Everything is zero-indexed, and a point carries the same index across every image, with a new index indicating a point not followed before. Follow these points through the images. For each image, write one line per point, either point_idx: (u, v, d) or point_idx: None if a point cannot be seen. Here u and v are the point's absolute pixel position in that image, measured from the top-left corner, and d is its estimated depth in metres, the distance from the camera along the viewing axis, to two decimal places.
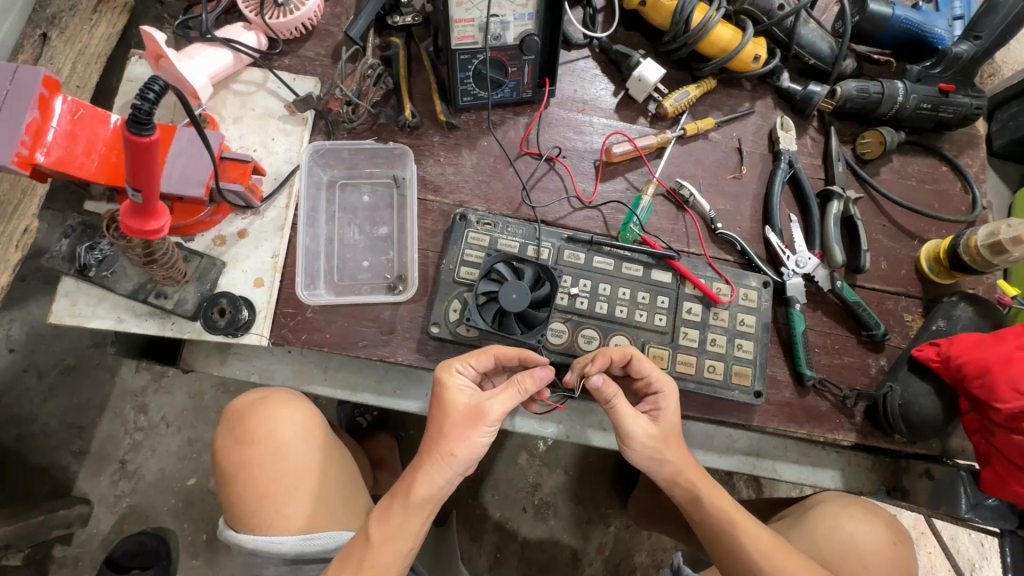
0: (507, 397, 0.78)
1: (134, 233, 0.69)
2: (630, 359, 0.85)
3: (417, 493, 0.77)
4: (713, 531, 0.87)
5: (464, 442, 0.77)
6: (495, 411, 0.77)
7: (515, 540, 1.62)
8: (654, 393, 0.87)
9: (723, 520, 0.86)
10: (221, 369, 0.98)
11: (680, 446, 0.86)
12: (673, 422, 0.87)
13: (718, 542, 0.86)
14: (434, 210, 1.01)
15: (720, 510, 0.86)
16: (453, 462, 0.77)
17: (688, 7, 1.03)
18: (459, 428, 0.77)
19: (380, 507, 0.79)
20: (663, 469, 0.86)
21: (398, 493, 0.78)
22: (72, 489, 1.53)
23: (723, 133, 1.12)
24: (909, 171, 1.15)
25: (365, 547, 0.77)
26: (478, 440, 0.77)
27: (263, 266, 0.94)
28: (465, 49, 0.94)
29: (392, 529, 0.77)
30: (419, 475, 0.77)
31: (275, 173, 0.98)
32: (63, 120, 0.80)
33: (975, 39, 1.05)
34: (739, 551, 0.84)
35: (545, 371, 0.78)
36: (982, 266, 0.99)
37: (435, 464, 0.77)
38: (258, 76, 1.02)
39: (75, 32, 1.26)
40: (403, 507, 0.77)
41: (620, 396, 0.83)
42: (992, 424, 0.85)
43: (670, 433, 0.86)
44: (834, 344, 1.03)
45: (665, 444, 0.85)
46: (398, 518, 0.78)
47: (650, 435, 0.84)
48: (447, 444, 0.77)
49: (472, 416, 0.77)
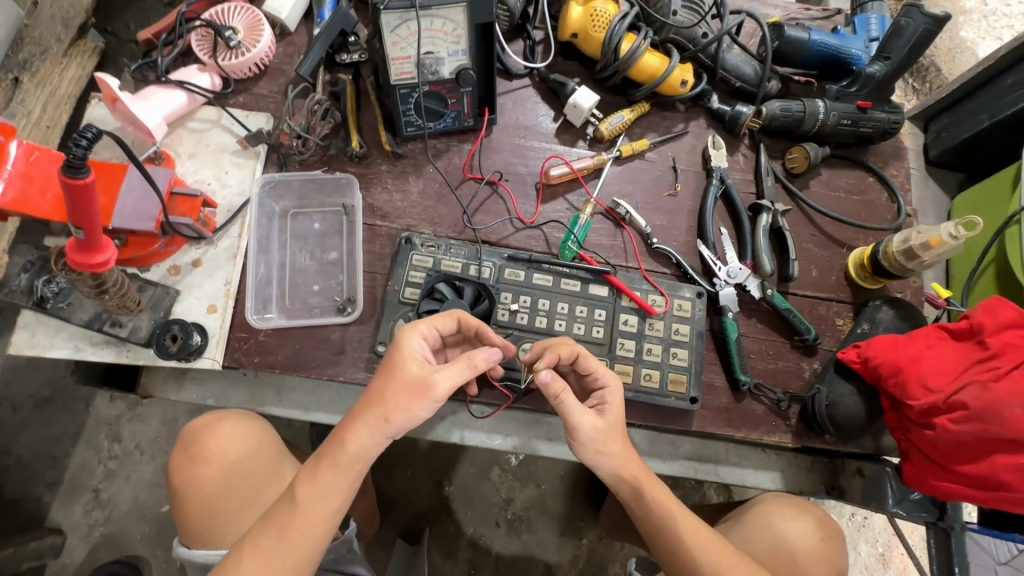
0: (457, 371, 0.76)
1: (79, 266, 0.73)
2: (577, 357, 0.86)
3: (346, 453, 0.76)
4: (655, 530, 0.87)
5: (402, 410, 0.75)
6: (443, 386, 0.75)
7: (489, 556, 1.63)
8: (599, 388, 0.88)
9: (665, 517, 0.87)
10: (178, 394, 1.02)
11: (624, 443, 0.86)
12: (618, 418, 0.86)
13: (661, 541, 0.87)
14: (382, 234, 1.07)
15: (660, 506, 0.87)
16: (386, 427, 0.76)
17: (617, 37, 1.10)
18: (405, 395, 0.75)
19: (308, 468, 0.77)
20: (608, 464, 0.85)
21: (326, 454, 0.77)
22: (45, 520, 1.54)
23: (659, 153, 1.17)
24: (837, 183, 1.21)
25: (293, 508, 0.76)
26: (418, 411, 0.75)
27: (216, 293, 0.99)
28: (404, 83, 1.00)
29: (318, 489, 0.76)
30: (349, 430, 0.76)
31: (227, 204, 1.03)
32: (18, 162, 0.85)
33: (885, 60, 1.12)
34: (681, 549, 0.86)
35: (495, 349, 0.79)
36: (901, 271, 1.06)
37: (369, 426, 0.75)
38: (213, 114, 1.08)
39: (46, 75, 1.35)
40: (333, 467, 0.76)
41: (569, 392, 0.82)
42: (908, 420, 0.90)
43: (615, 428, 0.85)
44: (768, 349, 1.08)
45: (610, 439, 0.84)
46: (325, 477, 0.76)
47: (597, 429, 0.83)
48: (388, 407, 0.75)
49: (419, 386, 0.75)
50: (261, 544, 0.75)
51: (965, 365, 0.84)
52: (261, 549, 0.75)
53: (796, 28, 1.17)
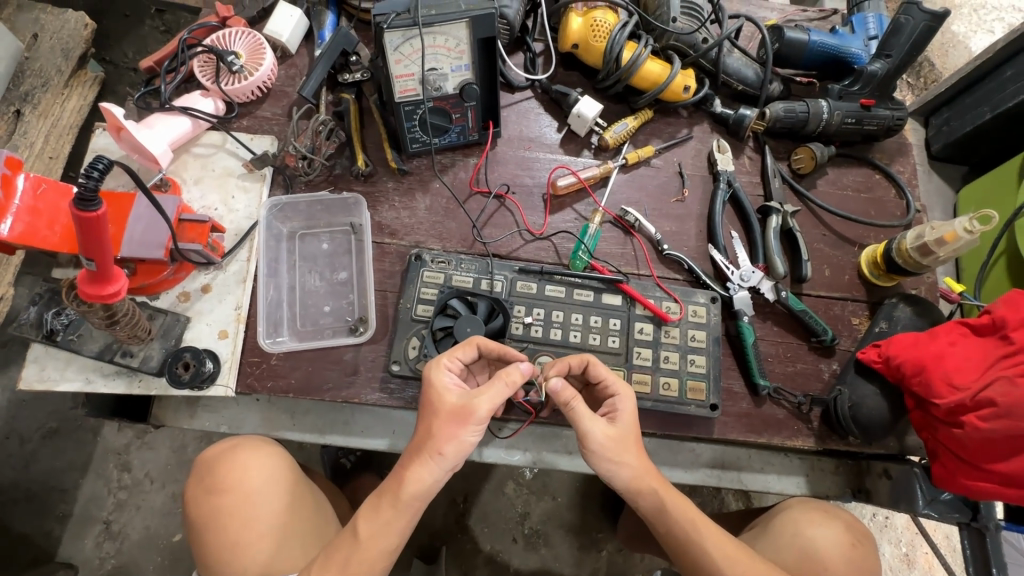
0: (496, 392, 0.78)
1: (91, 299, 0.72)
2: (587, 364, 0.87)
3: (406, 491, 0.78)
4: (677, 542, 0.84)
5: (452, 440, 0.77)
6: (483, 409, 0.77)
7: (507, 573, 1.60)
8: (611, 396, 0.86)
9: (688, 530, 0.84)
10: (190, 423, 1.00)
11: (639, 452, 0.83)
12: (632, 425, 0.83)
13: (682, 551, 0.84)
14: (391, 252, 1.06)
15: (683, 519, 0.84)
16: (442, 461, 0.78)
17: (618, 45, 1.10)
18: (448, 426, 0.77)
19: (368, 504, 0.80)
20: (624, 475, 0.81)
21: (386, 492, 0.79)
22: (54, 554, 1.51)
23: (664, 159, 1.17)
24: (845, 182, 1.20)
25: (355, 544, 0.79)
26: (467, 439, 0.77)
27: (227, 318, 0.98)
28: (409, 100, 1.00)
29: (380, 525, 0.79)
30: (409, 474, 0.78)
31: (235, 229, 1.03)
32: (26, 196, 0.84)
33: (886, 58, 1.12)
34: (704, 561, 0.83)
35: (528, 362, 0.81)
36: (915, 268, 1.05)
37: (424, 463, 0.77)
38: (217, 138, 1.08)
39: (48, 106, 1.35)
40: (393, 505, 0.78)
41: (579, 399, 0.81)
42: (936, 420, 0.88)
43: (628, 436, 0.82)
44: (786, 352, 1.06)
45: (624, 447, 0.81)
46: (386, 515, 0.79)
47: (609, 437, 0.80)
48: (437, 441, 0.77)
49: (460, 414, 0.77)
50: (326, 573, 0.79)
51: (991, 360, 0.83)
52: None
53: (795, 29, 1.18)
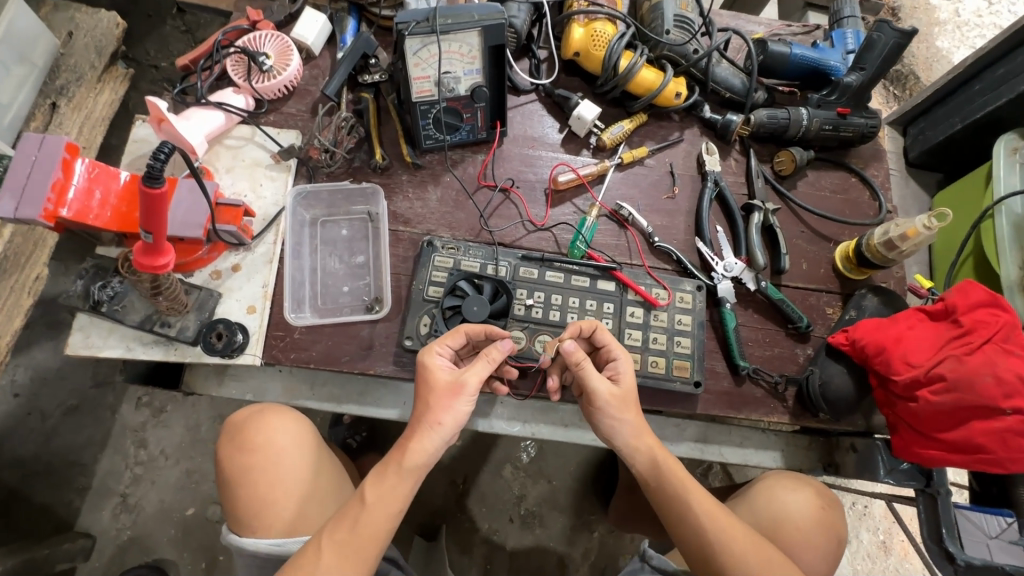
0: (480, 368, 0.89)
1: (144, 268, 0.82)
2: (596, 329, 0.97)
3: (409, 460, 0.86)
4: (669, 500, 0.93)
5: (447, 411, 0.87)
6: (471, 381, 0.88)
7: (503, 550, 1.68)
8: (613, 360, 0.97)
9: (678, 486, 0.92)
10: (219, 390, 1.10)
11: (638, 413, 0.94)
12: (632, 386, 0.95)
13: (672, 508, 0.92)
14: (405, 239, 1.16)
15: (676, 478, 0.93)
16: (441, 431, 0.87)
17: (615, 54, 1.20)
18: (443, 399, 0.87)
19: (375, 473, 0.87)
20: (625, 432, 0.93)
21: (391, 459, 0.87)
22: (74, 524, 1.59)
23: (657, 159, 1.27)
24: (823, 183, 1.30)
25: (362, 509, 0.85)
26: (460, 408, 0.88)
27: (255, 295, 1.07)
28: (424, 100, 1.10)
29: (385, 490, 0.85)
30: (411, 444, 0.86)
31: (263, 214, 1.12)
32: (82, 178, 0.93)
33: (861, 71, 1.23)
34: (692, 517, 0.91)
35: (507, 340, 0.90)
36: (883, 261, 1.15)
37: (423, 431, 0.86)
38: (247, 131, 1.18)
39: (82, 98, 1.43)
40: (398, 472, 0.85)
41: (588, 359, 0.92)
42: (895, 396, 0.98)
43: (629, 396, 0.94)
44: (764, 337, 1.16)
45: (625, 406, 0.93)
46: (391, 481, 0.85)
47: (613, 396, 0.92)
48: (433, 413, 0.87)
49: (453, 388, 0.88)
50: (336, 538, 0.83)
51: (942, 342, 0.94)
52: (337, 544, 0.83)
53: (779, 43, 1.28)
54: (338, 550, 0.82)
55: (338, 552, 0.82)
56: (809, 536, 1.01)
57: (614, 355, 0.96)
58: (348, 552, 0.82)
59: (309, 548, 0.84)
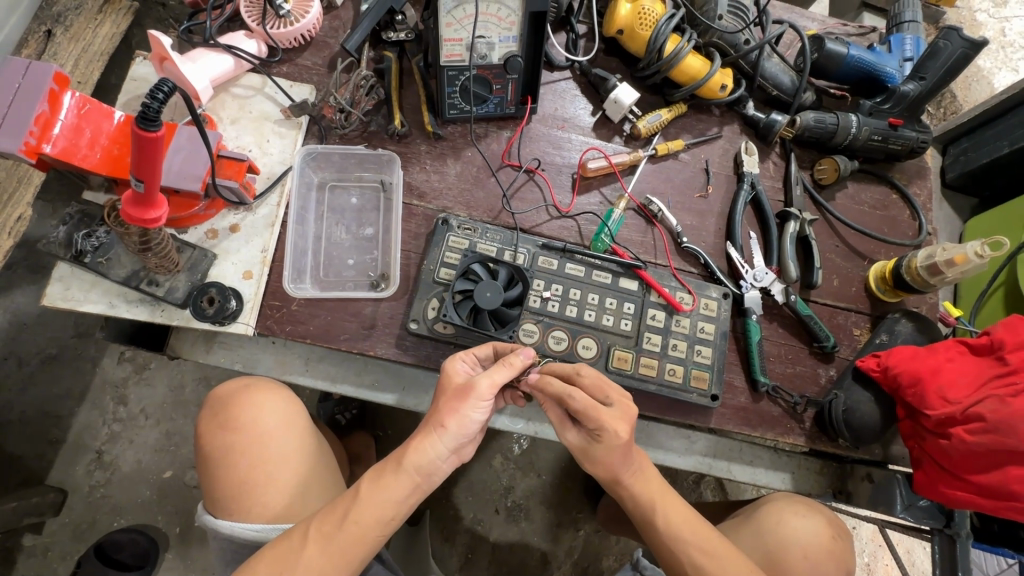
0: (497, 372, 0.80)
1: (132, 220, 0.74)
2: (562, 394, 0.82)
3: (409, 459, 0.78)
4: (641, 519, 0.89)
5: (455, 415, 0.78)
6: (484, 386, 0.79)
7: (485, 542, 1.60)
8: (596, 427, 0.82)
9: (651, 508, 0.88)
10: (205, 356, 1.03)
11: (625, 460, 0.85)
12: (605, 455, 0.84)
13: (649, 533, 0.89)
14: (418, 214, 1.08)
15: (646, 497, 0.88)
16: (445, 435, 0.79)
17: (663, 36, 1.10)
18: (452, 402, 0.80)
19: (373, 471, 0.80)
20: (606, 470, 0.86)
21: (392, 456, 0.80)
22: (45, 478, 1.46)
23: (692, 155, 1.19)
24: (863, 197, 1.23)
25: (353, 502, 0.78)
26: (471, 415, 0.79)
27: (252, 259, 0.99)
28: (453, 65, 1.01)
29: (382, 489, 0.78)
30: (413, 445, 0.79)
31: (268, 172, 1.04)
32: (70, 114, 0.85)
33: (920, 80, 1.15)
34: (664, 538, 0.87)
35: (526, 350, 0.84)
36: (923, 286, 1.09)
37: (428, 435, 0.79)
38: (257, 81, 1.08)
39: (80, 30, 1.22)
40: (396, 474, 0.78)
41: (547, 403, 0.88)
42: (924, 430, 0.96)
43: (598, 458, 0.85)
44: (787, 353, 1.10)
45: (594, 461, 0.86)
46: (388, 481, 0.78)
47: (578, 450, 0.87)
48: (439, 415, 0.79)
49: (462, 391, 0.80)
50: (323, 529, 0.77)
51: (984, 378, 0.89)
52: (323, 535, 0.77)
53: (836, 41, 1.19)
54: (323, 543, 0.76)
55: (324, 546, 0.76)
56: (817, 564, 0.96)
57: (584, 421, 0.83)
58: (335, 548, 0.76)
59: (293, 536, 0.78)
